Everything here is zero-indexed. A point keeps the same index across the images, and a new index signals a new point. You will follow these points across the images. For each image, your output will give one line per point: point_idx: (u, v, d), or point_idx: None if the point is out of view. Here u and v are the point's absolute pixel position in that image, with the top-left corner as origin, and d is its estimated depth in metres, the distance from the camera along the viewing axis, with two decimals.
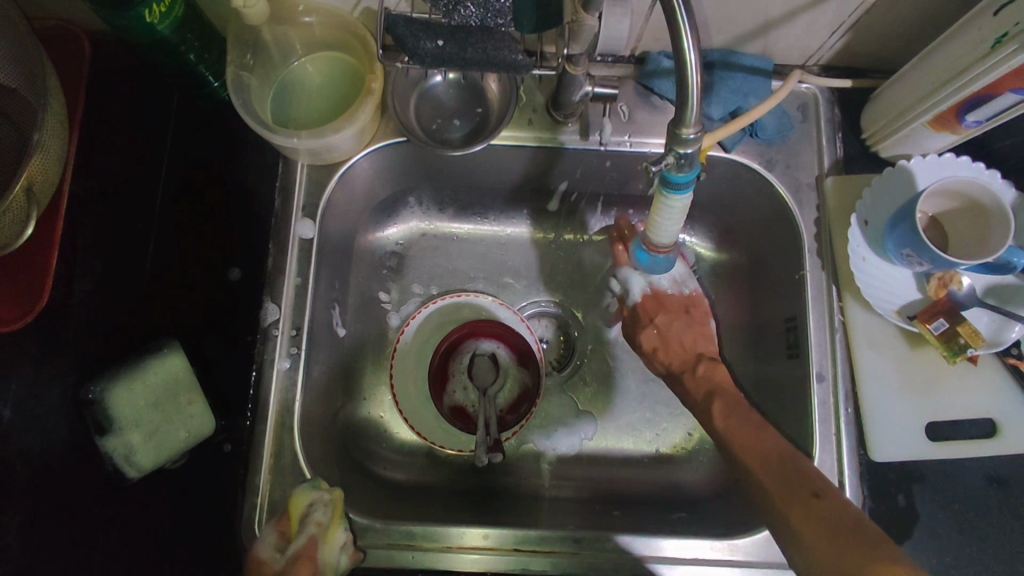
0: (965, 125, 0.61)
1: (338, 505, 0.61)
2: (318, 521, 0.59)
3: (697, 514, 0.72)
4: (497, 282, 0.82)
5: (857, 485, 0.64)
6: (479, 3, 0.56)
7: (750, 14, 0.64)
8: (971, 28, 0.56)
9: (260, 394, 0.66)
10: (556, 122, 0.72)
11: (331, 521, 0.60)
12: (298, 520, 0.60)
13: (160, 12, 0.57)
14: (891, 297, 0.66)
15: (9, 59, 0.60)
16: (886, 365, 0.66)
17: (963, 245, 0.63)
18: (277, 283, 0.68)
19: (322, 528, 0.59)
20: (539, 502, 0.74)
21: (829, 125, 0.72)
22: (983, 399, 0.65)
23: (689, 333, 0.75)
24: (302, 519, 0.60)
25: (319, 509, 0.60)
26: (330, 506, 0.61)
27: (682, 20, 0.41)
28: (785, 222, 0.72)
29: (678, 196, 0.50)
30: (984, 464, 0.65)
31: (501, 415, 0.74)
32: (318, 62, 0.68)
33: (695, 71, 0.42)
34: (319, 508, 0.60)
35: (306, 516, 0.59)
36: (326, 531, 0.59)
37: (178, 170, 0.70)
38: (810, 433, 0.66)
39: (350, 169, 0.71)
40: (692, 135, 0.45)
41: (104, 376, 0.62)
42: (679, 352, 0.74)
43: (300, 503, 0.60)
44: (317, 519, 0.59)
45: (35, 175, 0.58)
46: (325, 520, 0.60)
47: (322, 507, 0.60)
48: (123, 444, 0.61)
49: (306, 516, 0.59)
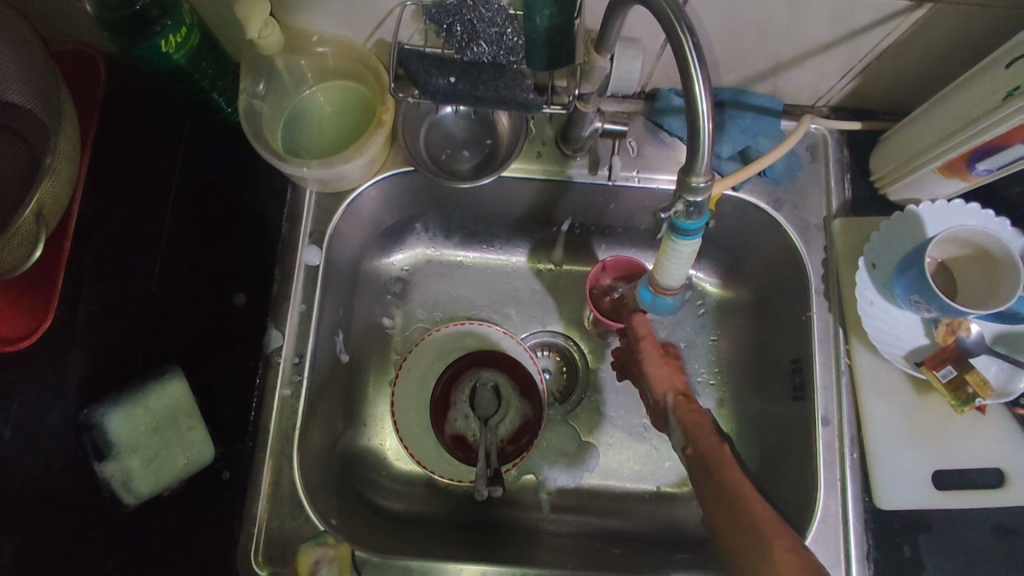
0: (976, 173, 0.61)
1: (346, 559, 0.60)
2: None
3: (698, 555, 0.70)
4: (499, 311, 0.82)
5: (862, 534, 0.63)
6: (492, 40, 0.57)
7: (759, 55, 0.64)
8: (983, 79, 0.56)
9: (260, 419, 0.65)
10: (565, 156, 0.72)
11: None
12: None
13: (176, 43, 0.58)
14: (898, 342, 0.66)
15: (26, 83, 0.61)
16: (893, 413, 0.66)
17: (972, 294, 0.62)
18: (280, 312, 0.67)
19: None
20: (539, 536, 0.73)
21: (838, 167, 0.72)
22: (991, 448, 0.64)
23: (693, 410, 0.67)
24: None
25: (327, 565, 0.59)
26: (336, 563, 0.59)
27: (696, 68, 0.42)
28: (792, 262, 0.72)
29: (686, 242, 0.51)
30: (993, 516, 0.63)
31: (502, 447, 0.71)
32: (329, 91, 0.68)
33: (708, 120, 0.44)
34: (325, 564, 0.59)
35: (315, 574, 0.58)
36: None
37: (189, 191, 0.70)
38: (815, 479, 0.65)
39: (357, 199, 0.72)
40: (702, 184, 0.45)
41: (105, 402, 0.63)
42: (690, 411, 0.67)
43: (305, 561, 0.59)
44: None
45: (45, 199, 0.58)
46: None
47: (330, 563, 0.59)
48: (122, 469, 0.62)
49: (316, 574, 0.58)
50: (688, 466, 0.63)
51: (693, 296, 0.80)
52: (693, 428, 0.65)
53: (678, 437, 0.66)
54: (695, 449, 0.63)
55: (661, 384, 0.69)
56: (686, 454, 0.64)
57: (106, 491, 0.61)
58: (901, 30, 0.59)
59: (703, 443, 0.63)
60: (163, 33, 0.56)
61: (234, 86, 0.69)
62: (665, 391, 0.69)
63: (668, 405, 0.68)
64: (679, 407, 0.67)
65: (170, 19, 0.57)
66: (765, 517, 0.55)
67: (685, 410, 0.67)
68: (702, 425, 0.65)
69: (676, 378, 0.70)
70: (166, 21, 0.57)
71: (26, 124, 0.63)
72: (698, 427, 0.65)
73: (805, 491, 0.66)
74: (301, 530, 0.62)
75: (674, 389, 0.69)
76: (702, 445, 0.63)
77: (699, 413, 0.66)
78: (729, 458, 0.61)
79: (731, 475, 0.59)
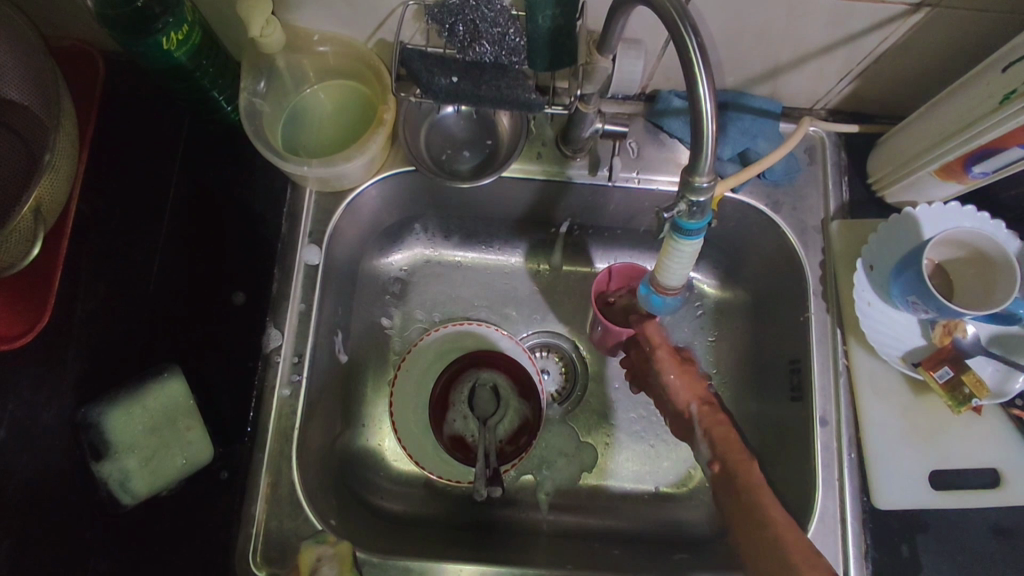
0: (972, 176, 0.61)
1: (346, 558, 0.60)
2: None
3: (698, 555, 0.70)
4: (498, 312, 0.81)
5: (859, 533, 0.64)
6: (494, 40, 0.57)
7: (759, 58, 0.65)
8: (979, 83, 0.57)
9: (260, 418, 0.65)
10: (565, 157, 0.72)
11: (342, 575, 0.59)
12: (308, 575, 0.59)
13: (177, 40, 0.58)
14: (896, 343, 0.66)
15: (23, 79, 0.61)
16: (890, 413, 0.66)
17: (968, 295, 0.63)
18: (280, 309, 0.67)
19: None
20: (538, 536, 0.73)
21: (835, 169, 0.73)
22: (987, 448, 0.65)
23: (719, 421, 0.65)
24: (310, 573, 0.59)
25: (327, 563, 0.59)
26: (335, 561, 0.59)
27: (699, 68, 0.43)
28: (790, 263, 0.72)
29: (688, 242, 0.51)
30: (988, 515, 0.64)
31: (501, 447, 0.71)
32: (330, 90, 0.68)
33: (711, 120, 0.44)
34: (326, 562, 0.59)
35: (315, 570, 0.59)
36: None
37: (187, 189, 0.70)
38: (813, 479, 0.66)
39: (357, 197, 0.71)
40: (705, 184, 0.46)
41: (102, 401, 0.63)
42: (717, 423, 0.64)
43: (308, 557, 0.60)
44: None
45: (44, 195, 0.58)
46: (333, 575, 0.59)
47: (330, 561, 0.59)
48: (119, 469, 0.61)
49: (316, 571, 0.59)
50: (715, 483, 0.62)
51: (692, 298, 0.81)
52: (723, 442, 0.63)
53: (705, 451, 0.64)
54: (722, 467, 0.62)
55: (683, 393, 0.67)
56: (713, 471, 0.63)
57: (103, 492, 0.61)
58: (900, 34, 0.60)
59: (731, 461, 0.61)
60: (165, 30, 0.56)
61: (234, 85, 0.68)
62: (688, 399, 0.67)
63: (692, 415, 0.66)
64: (705, 418, 0.65)
65: (171, 16, 0.57)
66: (797, 547, 0.53)
67: (711, 422, 0.65)
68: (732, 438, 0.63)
69: (698, 386, 0.68)
70: (168, 18, 0.57)
71: (24, 120, 0.62)
72: (728, 442, 0.63)
73: (803, 491, 0.67)
74: (299, 530, 0.63)
75: (697, 398, 0.67)
76: (731, 463, 0.61)
77: (726, 425, 0.64)
78: (755, 479, 0.59)
79: (760, 495, 0.57)
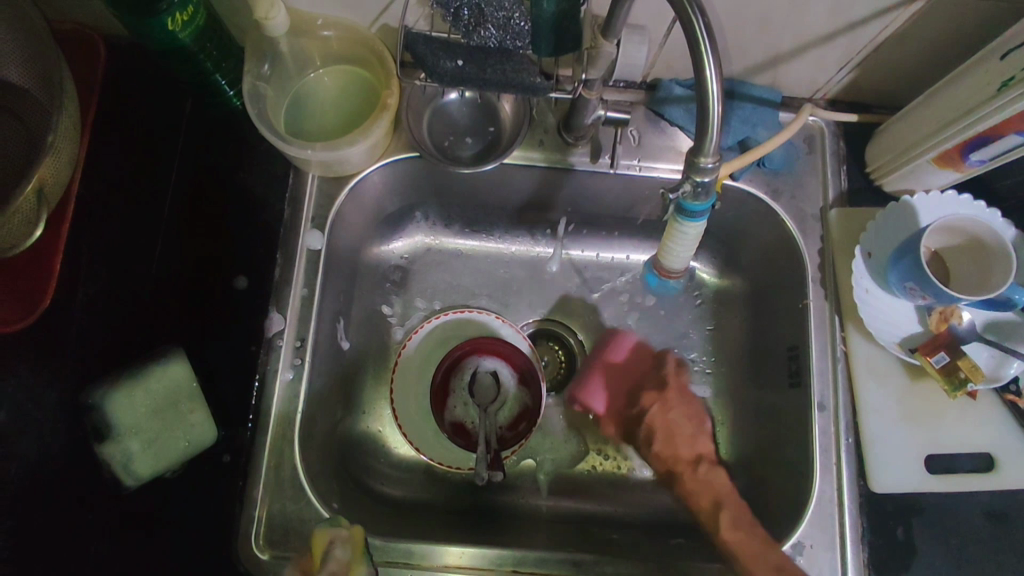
0: (968, 163, 0.62)
1: (360, 543, 0.58)
2: (339, 559, 0.57)
3: (696, 539, 0.71)
4: (500, 300, 0.81)
5: (856, 516, 0.65)
6: (499, 25, 0.57)
7: (761, 47, 0.65)
8: (978, 71, 0.57)
9: (262, 404, 0.65)
10: (567, 145, 0.72)
11: (354, 558, 0.57)
12: (320, 558, 0.57)
13: (182, 20, 0.58)
14: (894, 329, 0.67)
15: (23, 61, 0.60)
16: (887, 397, 0.67)
17: (964, 280, 0.64)
18: (283, 294, 0.68)
19: (343, 566, 0.57)
20: (538, 520, 0.73)
21: (834, 158, 0.73)
22: (982, 433, 0.66)
23: (701, 486, 0.69)
24: (323, 556, 0.57)
25: (340, 546, 0.57)
26: (349, 545, 0.58)
27: (706, 51, 0.43)
28: (789, 251, 0.73)
29: (692, 222, 0.53)
30: (982, 499, 0.65)
31: (501, 433, 0.71)
32: (335, 74, 0.68)
33: (716, 100, 0.45)
34: (340, 545, 0.57)
35: (328, 553, 0.57)
36: (347, 569, 0.57)
37: (189, 175, 0.70)
38: (811, 463, 0.67)
39: (361, 182, 0.72)
40: (710, 164, 0.47)
41: (105, 384, 0.63)
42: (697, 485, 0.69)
43: (320, 539, 0.58)
44: (339, 558, 0.57)
45: (47, 177, 0.58)
46: (346, 556, 0.57)
47: (343, 544, 0.58)
48: (121, 451, 0.62)
49: (328, 554, 0.57)
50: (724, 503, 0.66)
51: (691, 286, 0.81)
52: (694, 492, 0.69)
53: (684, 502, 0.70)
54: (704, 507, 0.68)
55: (664, 456, 0.72)
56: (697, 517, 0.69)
57: (106, 475, 0.61)
58: (899, 23, 0.61)
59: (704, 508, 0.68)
60: (169, 10, 0.57)
61: (235, 70, 0.69)
62: (671, 466, 0.71)
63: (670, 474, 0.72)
64: (685, 477, 0.70)
65: None
66: None
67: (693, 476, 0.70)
68: (704, 491, 0.68)
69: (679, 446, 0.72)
70: None
71: (22, 102, 0.62)
72: (701, 489, 0.69)
73: (800, 475, 0.68)
74: (304, 513, 0.63)
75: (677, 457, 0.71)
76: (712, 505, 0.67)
77: (709, 483, 0.69)
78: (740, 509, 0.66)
79: None
